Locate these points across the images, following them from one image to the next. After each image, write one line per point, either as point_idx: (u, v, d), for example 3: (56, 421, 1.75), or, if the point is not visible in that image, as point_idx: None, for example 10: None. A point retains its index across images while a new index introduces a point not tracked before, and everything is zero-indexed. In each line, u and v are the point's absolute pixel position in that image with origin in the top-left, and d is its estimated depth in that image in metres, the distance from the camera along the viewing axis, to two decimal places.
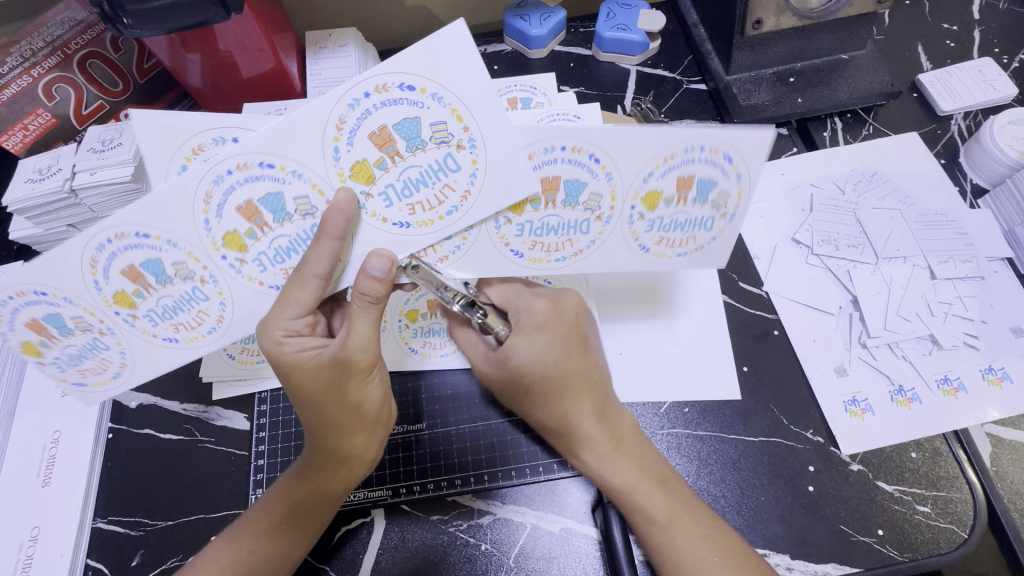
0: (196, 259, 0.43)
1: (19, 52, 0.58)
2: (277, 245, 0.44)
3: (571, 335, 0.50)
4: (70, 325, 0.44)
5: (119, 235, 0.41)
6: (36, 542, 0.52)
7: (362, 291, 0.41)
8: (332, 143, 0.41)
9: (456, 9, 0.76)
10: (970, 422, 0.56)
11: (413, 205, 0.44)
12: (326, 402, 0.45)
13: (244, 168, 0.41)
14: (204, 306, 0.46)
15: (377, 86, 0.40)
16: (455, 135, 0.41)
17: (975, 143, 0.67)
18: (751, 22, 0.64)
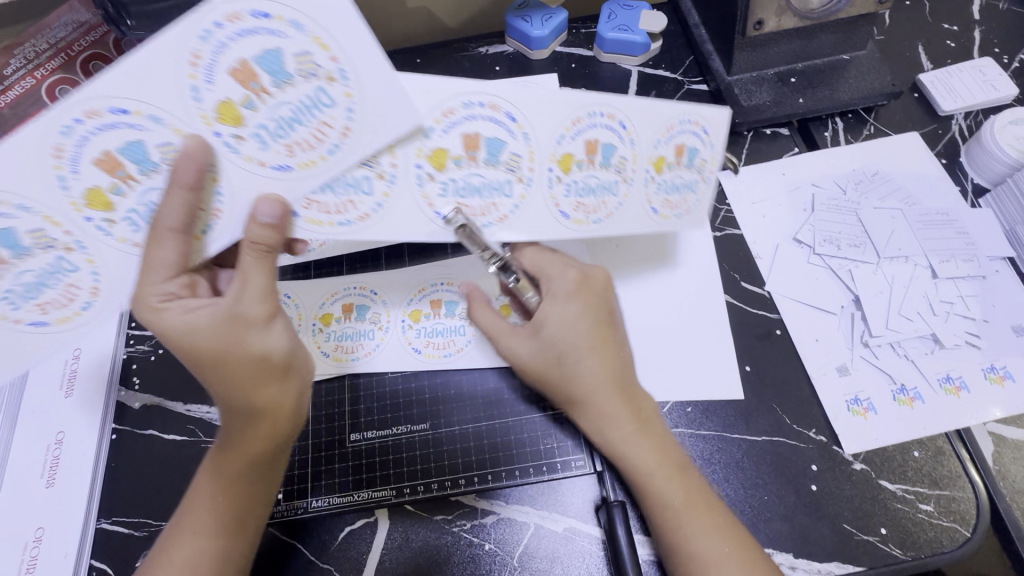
0: (54, 224, 0.44)
1: (23, 55, 0.59)
2: (147, 201, 0.44)
3: (599, 306, 0.50)
4: (30, 244, 0.44)
5: (90, 112, 0.41)
6: (40, 543, 0.53)
7: (253, 239, 0.43)
8: (190, 82, 0.41)
9: (458, 10, 0.77)
10: (972, 421, 0.56)
11: (290, 145, 0.44)
12: (221, 362, 0.42)
13: (95, 116, 0.41)
14: (75, 279, 0.46)
15: (228, 16, 0.40)
16: (321, 68, 0.43)
17: (976, 143, 0.67)
18: (752, 23, 0.64)
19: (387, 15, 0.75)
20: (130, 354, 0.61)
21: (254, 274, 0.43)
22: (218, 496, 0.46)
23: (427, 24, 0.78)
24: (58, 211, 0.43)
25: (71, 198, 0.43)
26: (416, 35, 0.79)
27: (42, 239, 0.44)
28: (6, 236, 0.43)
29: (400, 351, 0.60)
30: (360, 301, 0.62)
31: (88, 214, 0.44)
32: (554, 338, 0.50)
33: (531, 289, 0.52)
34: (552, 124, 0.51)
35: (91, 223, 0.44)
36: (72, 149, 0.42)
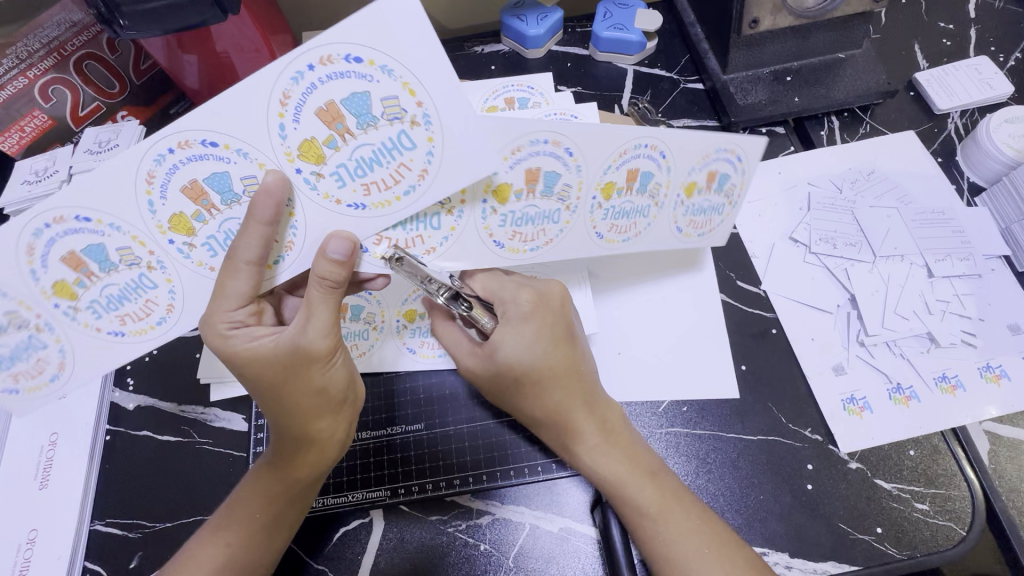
0: (141, 243, 0.43)
1: (16, 54, 0.58)
2: (227, 229, 0.44)
3: (556, 324, 0.50)
4: (115, 260, 0.43)
5: (183, 143, 0.41)
6: (34, 545, 0.52)
7: (321, 274, 0.41)
8: (277, 120, 0.41)
9: (453, 10, 0.77)
10: (969, 420, 0.56)
11: (368, 184, 0.44)
12: (284, 390, 0.43)
13: (187, 146, 0.41)
14: (152, 295, 0.45)
15: (321, 58, 0.39)
16: (407, 112, 0.41)
17: (972, 142, 0.67)
18: (747, 21, 0.64)
19: None
20: None
21: (319, 309, 0.42)
22: (258, 512, 0.47)
23: None
24: (146, 231, 0.43)
25: (158, 222, 0.43)
26: None
27: (128, 257, 0.43)
28: (96, 250, 0.42)
29: (396, 350, 0.60)
30: (355, 301, 0.59)
31: (172, 236, 0.43)
32: (508, 361, 0.49)
33: (486, 315, 0.51)
34: (601, 155, 0.48)
35: (173, 245, 0.44)
36: (163, 176, 0.41)
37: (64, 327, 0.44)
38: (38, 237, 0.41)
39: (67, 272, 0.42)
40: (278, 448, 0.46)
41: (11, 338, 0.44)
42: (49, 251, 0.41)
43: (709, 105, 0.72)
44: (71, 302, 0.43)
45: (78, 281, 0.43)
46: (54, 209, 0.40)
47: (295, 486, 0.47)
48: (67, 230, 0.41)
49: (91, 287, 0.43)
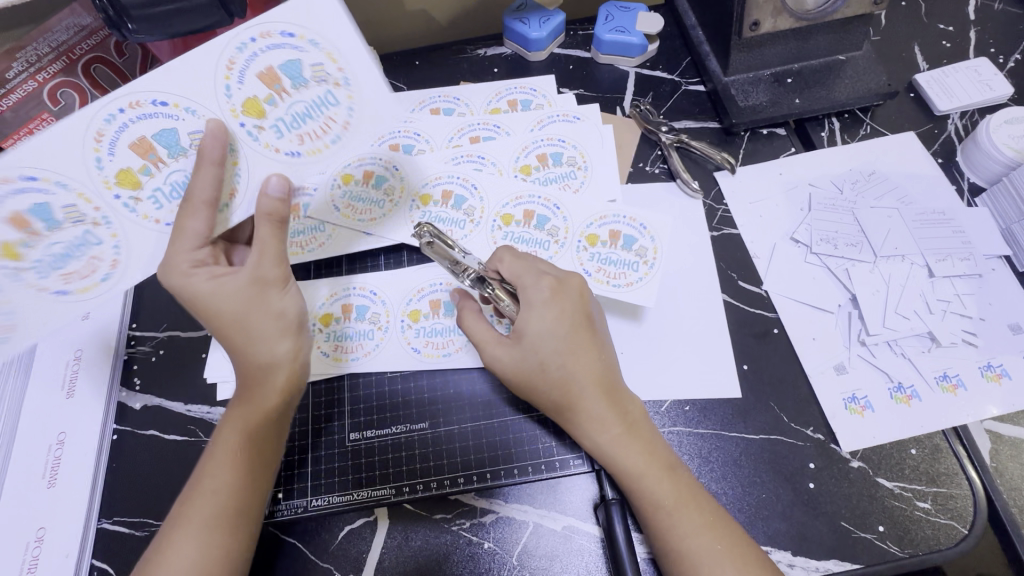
0: (87, 199, 0.46)
1: (25, 58, 0.59)
2: (172, 181, 0.47)
3: (575, 312, 0.51)
4: (61, 218, 0.46)
5: (134, 103, 0.45)
6: (42, 543, 0.53)
7: (266, 211, 0.47)
8: (223, 81, 0.45)
9: (456, 13, 0.77)
10: (970, 418, 0.56)
11: (302, 135, 0.48)
12: (247, 317, 0.47)
13: (138, 106, 0.45)
14: (97, 251, 0.48)
15: (262, 32, 0.45)
16: (332, 74, 0.47)
17: (972, 142, 0.68)
18: (749, 23, 0.64)
19: (386, 19, 0.76)
20: (131, 354, 0.61)
21: (270, 242, 0.47)
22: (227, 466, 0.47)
23: (425, 27, 0.79)
24: (90, 186, 0.46)
25: (104, 176, 0.46)
26: (414, 38, 0.80)
27: (73, 214, 0.46)
28: (41, 209, 0.45)
29: (399, 351, 0.60)
30: (361, 302, 0.62)
31: (118, 190, 0.46)
32: (536, 349, 0.49)
33: (508, 299, 0.53)
34: (501, 193, 0.65)
35: (120, 200, 0.47)
36: (111, 133, 0.45)
37: (14, 290, 0.46)
38: None
39: (10, 232, 0.45)
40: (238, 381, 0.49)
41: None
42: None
43: (710, 107, 0.73)
44: (14, 263, 0.46)
45: (22, 241, 0.45)
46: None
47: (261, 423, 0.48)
48: (8, 189, 0.44)
49: (36, 247, 0.46)
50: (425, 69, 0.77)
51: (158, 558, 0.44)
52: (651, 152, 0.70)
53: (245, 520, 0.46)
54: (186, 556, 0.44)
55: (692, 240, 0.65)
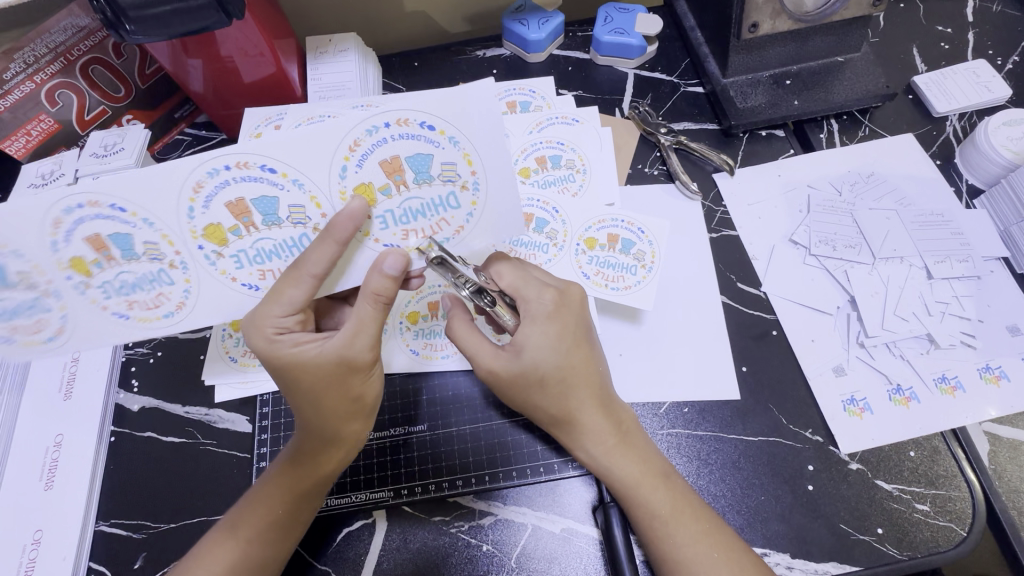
0: (169, 243, 0.44)
1: (22, 59, 0.58)
2: (259, 247, 0.45)
3: (576, 327, 0.50)
4: (139, 251, 0.43)
5: (241, 164, 0.42)
6: (39, 545, 0.52)
7: (375, 290, 0.44)
8: (342, 161, 0.43)
9: (456, 14, 0.77)
10: (968, 420, 0.56)
11: (407, 231, 0.46)
12: (325, 396, 0.46)
13: (244, 167, 0.42)
14: (166, 290, 0.45)
15: (398, 119, 0.42)
16: (462, 176, 0.45)
17: (970, 144, 0.68)
18: (747, 26, 0.65)
19: (386, 19, 0.75)
20: (129, 356, 0.62)
21: (369, 323, 0.45)
22: (280, 508, 0.47)
23: (425, 29, 0.78)
24: (177, 231, 0.43)
25: (192, 227, 0.43)
26: (413, 39, 0.80)
27: (152, 250, 0.44)
28: (122, 238, 0.42)
29: (398, 352, 0.60)
30: None
31: (202, 242, 0.44)
32: (533, 364, 0.48)
33: (508, 313, 0.51)
34: None
35: (201, 251, 0.44)
36: (211, 188, 0.42)
37: (69, 299, 0.44)
38: (67, 214, 0.40)
39: (88, 252, 0.42)
40: (300, 442, 0.48)
41: (15, 296, 0.43)
42: (75, 229, 0.41)
43: (709, 108, 0.73)
44: (83, 278, 0.43)
45: (96, 261, 0.43)
46: (92, 192, 0.41)
47: (320, 487, 0.49)
48: (100, 213, 0.41)
49: (107, 269, 0.43)
50: (424, 71, 0.77)
51: (189, 563, 0.46)
52: (650, 154, 0.70)
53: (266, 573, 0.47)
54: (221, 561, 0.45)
55: (690, 241, 0.65)
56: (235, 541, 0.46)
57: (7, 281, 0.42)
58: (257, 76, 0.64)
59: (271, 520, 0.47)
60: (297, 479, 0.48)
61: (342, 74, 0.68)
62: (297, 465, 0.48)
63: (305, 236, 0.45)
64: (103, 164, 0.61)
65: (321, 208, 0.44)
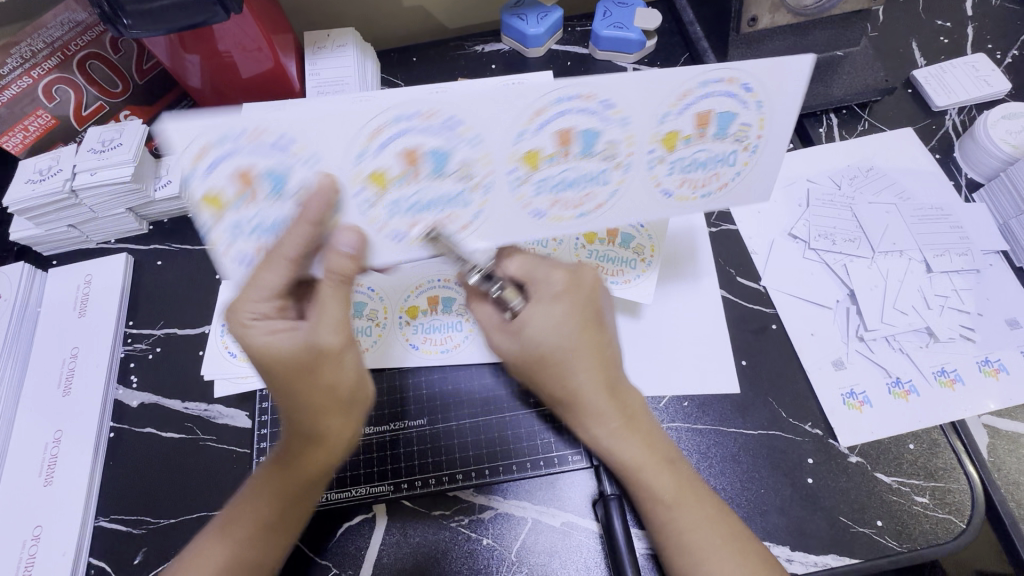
0: (485, 165, 0.44)
1: (19, 54, 0.58)
2: (565, 176, 0.46)
3: (587, 307, 0.47)
4: (451, 171, 0.43)
5: (586, 95, 0.42)
6: (38, 542, 0.52)
7: (332, 269, 0.42)
8: (669, 108, 0.43)
9: (453, 9, 0.77)
10: (967, 413, 0.56)
11: (685, 179, 0.48)
12: (298, 387, 0.43)
13: (587, 99, 0.42)
14: (458, 211, 0.46)
15: (730, 78, 0.43)
16: (750, 139, 0.47)
17: (970, 138, 0.68)
18: (746, 19, 0.65)
19: (384, 16, 0.75)
20: (129, 351, 0.62)
21: (333, 305, 0.43)
22: (267, 511, 0.46)
23: (423, 24, 0.78)
24: (498, 154, 0.43)
25: (515, 151, 0.43)
26: (412, 34, 0.79)
27: (464, 172, 0.44)
28: (438, 155, 0.42)
29: (398, 346, 0.60)
30: (358, 298, 0.62)
31: (517, 167, 0.44)
32: (536, 341, 0.47)
33: (517, 297, 0.48)
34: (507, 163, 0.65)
35: (511, 176, 0.45)
36: (552, 115, 0.42)
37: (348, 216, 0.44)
38: (392, 123, 0.41)
39: (397, 164, 0.42)
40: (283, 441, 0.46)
41: (285, 207, 0.43)
42: (392, 140, 0.41)
43: None
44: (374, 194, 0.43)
45: (399, 176, 0.43)
46: (427, 104, 0.41)
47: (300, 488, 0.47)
48: (431, 128, 0.41)
49: (406, 185, 0.43)
50: (423, 67, 0.77)
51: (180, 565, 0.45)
52: None
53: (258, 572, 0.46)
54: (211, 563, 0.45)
55: (690, 236, 0.65)
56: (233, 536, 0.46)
57: (282, 191, 0.42)
58: (256, 72, 0.64)
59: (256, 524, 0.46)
60: (279, 483, 0.46)
61: (341, 69, 0.68)
62: (280, 467, 0.46)
63: (606, 171, 0.46)
64: (101, 160, 0.59)
65: (632, 147, 0.45)
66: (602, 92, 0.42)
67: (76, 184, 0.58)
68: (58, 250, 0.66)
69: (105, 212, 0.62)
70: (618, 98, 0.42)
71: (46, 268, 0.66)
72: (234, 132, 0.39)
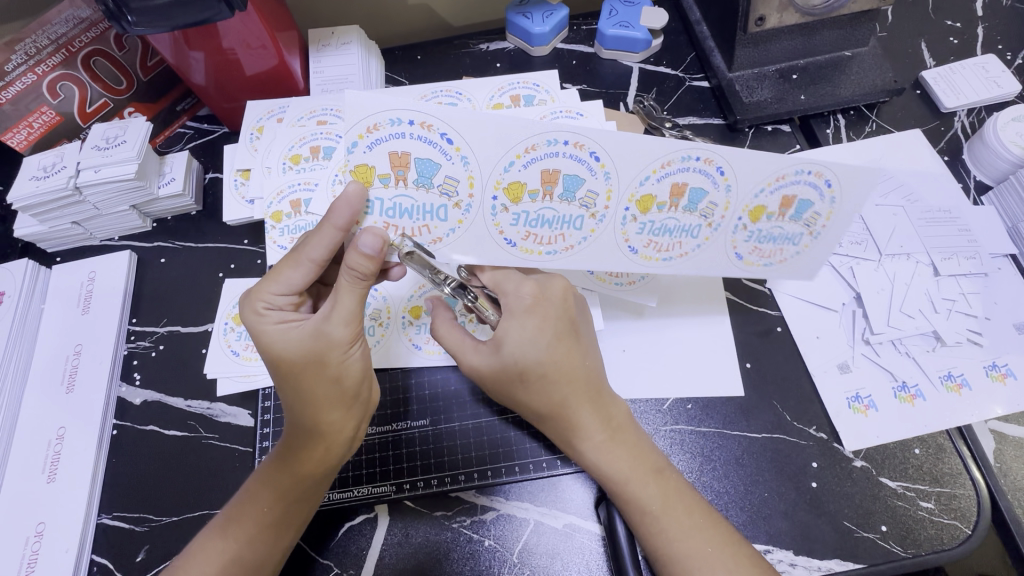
0: (609, 199, 0.47)
1: (24, 50, 0.58)
2: (664, 224, 0.49)
3: (559, 317, 0.49)
4: (578, 197, 0.46)
5: (707, 159, 0.46)
6: (41, 538, 0.52)
7: (351, 265, 0.42)
8: (762, 185, 0.47)
9: (458, 8, 0.76)
10: (973, 418, 0.56)
11: (756, 249, 0.51)
12: (304, 376, 0.45)
13: (707, 162, 0.46)
14: (568, 232, 0.48)
15: (816, 172, 0.46)
16: (817, 226, 0.49)
17: (979, 140, 0.67)
18: (754, 19, 0.63)
19: (388, 13, 0.75)
20: (132, 350, 0.62)
21: (347, 301, 0.44)
22: (267, 509, 0.46)
23: (427, 21, 0.78)
24: (621, 190, 0.47)
25: (635, 190, 0.47)
26: (417, 32, 0.79)
27: (588, 199, 0.47)
28: (573, 180, 0.46)
29: (401, 346, 0.60)
30: None
31: (630, 206, 0.47)
32: (514, 357, 0.48)
33: (491, 308, 0.51)
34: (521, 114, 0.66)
35: (624, 213, 0.48)
36: (676, 168, 0.46)
37: (478, 215, 0.46)
38: (547, 145, 0.44)
39: (536, 181, 0.45)
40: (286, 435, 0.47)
41: (426, 196, 0.45)
42: (543, 160, 0.45)
43: (714, 104, 0.73)
44: (506, 203, 0.46)
45: (534, 192, 0.46)
46: (581, 136, 0.44)
47: (305, 487, 0.47)
48: (575, 154, 0.45)
49: (535, 203, 0.46)
50: (428, 64, 0.77)
51: (185, 561, 0.46)
52: None
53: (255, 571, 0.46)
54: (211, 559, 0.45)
55: None
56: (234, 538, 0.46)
57: (429, 182, 0.44)
58: (259, 68, 0.64)
59: (259, 521, 0.46)
60: (282, 479, 0.46)
61: (344, 67, 0.68)
62: (282, 463, 0.47)
63: (697, 227, 0.49)
64: (105, 157, 0.60)
65: (724, 211, 0.48)
66: (715, 159, 0.46)
67: (81, 181, 0.58)
68: (61, 247, 0.66)
69: (109, 210, 0.62)
70: (724, 164, 0.46)
71: (50, 265, 0.66)
72: (410, 119, 0.42)
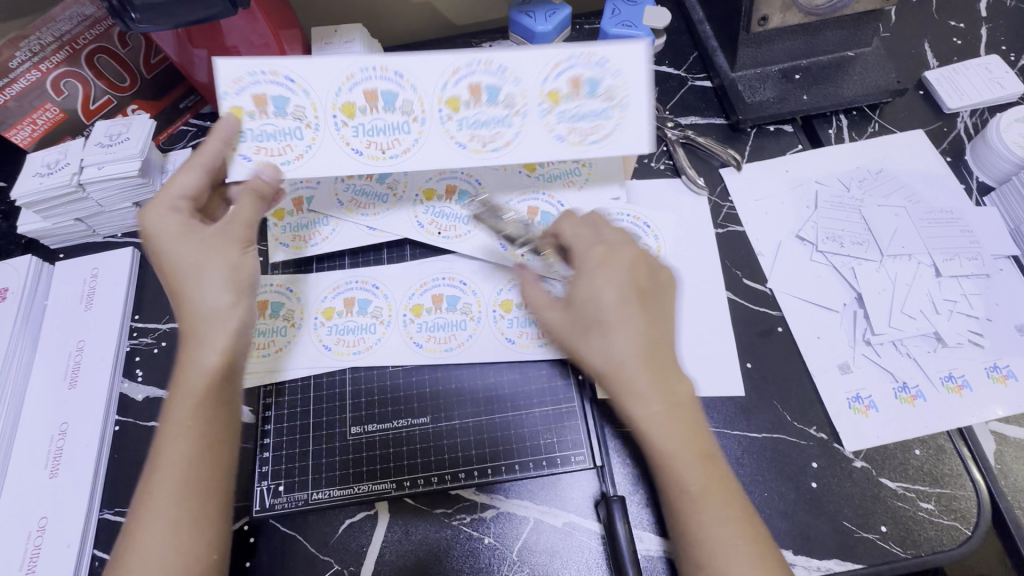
0: (421, 104, 0.53)
1: (28, 47, 0.59)
2: (477, 118, 0.53)
3: (630, 283, 0.46)
4: (398, 107, 0.53)
5: (487, 62, 0.52)
6: (43, 533, 0.52)
7: (255, 187, 0.49)
8: (552, 67, 0.52)
9: (461, 8, 0.77)
10: (975, 419, 0.56)
11: (575, 130, 0.53)
12: (204, 269, 0.45)
13: (488, 63, 0.52)
14: (402, 137, 0.53)
15: (586, 55, 0.52)
16: (619, 97, 0.52)
17: (982, 141, 0.67)
18: (757, 18, 0.64)
19: (391, 12, 0.75)
20: (135, 346, 0.62)
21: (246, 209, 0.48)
22: (189, 436, 0.42)
23: (430, 21, 0.78)
24: (428, 95, 0.52)
25: (440, 95, 0.53)
26: (420, 31, 0.80)
27: (406, 107, 0.53)
28: (390, 96, 0.52)
29: (402, 344, 0.60)
30: (363, 296, 0.61)
31: (442, 108, 0.53)
32: (587, 312, 0.47)
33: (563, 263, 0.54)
34: None
35: (438, 114, 0.53)
36: (466, 73, 0.52)
37: (325, 132, 0.52)
38: (361, 72, 0.51)
39: (360, 100, 0.52)
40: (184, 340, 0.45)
41: (280, 120, 0.51)
42: (362, 81, 0.52)
43: (717, 103, 0.73)
44: (344, 119, 0.52)
45: (362, 108, 0.52)
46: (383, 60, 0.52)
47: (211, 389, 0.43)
48: (490, 68, 0.52)
49: (366, 115, 0.52)
50: None
51: (129, 530, 0.39)
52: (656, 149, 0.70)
53: (192, 512, 0.40)
54: (155, 519, 0.39)
55: (697, 236, 0.65)
56: (157, 522, 0.40)
57: (282, 110, 0.51)
58: None
59: (192, 455, 0.41)
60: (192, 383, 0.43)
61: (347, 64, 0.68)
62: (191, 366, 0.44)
63: (506, 117, 0.53)
64: (108, 154, 0.60)
65: (527, 98, 0.53)
66: (496, 61, 0.52)
67: (84, 178, 0.59)
68: (65, 243, 0.66)
69: (112, 207, 0.63)
70: (511, 62, 0.52)
71: (53, 262, 0.66)
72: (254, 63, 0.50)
